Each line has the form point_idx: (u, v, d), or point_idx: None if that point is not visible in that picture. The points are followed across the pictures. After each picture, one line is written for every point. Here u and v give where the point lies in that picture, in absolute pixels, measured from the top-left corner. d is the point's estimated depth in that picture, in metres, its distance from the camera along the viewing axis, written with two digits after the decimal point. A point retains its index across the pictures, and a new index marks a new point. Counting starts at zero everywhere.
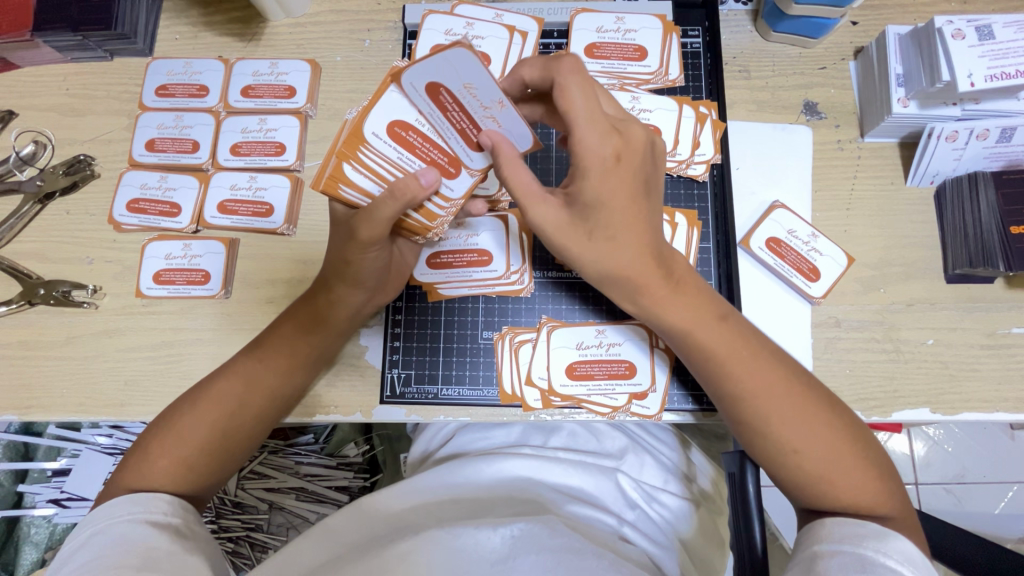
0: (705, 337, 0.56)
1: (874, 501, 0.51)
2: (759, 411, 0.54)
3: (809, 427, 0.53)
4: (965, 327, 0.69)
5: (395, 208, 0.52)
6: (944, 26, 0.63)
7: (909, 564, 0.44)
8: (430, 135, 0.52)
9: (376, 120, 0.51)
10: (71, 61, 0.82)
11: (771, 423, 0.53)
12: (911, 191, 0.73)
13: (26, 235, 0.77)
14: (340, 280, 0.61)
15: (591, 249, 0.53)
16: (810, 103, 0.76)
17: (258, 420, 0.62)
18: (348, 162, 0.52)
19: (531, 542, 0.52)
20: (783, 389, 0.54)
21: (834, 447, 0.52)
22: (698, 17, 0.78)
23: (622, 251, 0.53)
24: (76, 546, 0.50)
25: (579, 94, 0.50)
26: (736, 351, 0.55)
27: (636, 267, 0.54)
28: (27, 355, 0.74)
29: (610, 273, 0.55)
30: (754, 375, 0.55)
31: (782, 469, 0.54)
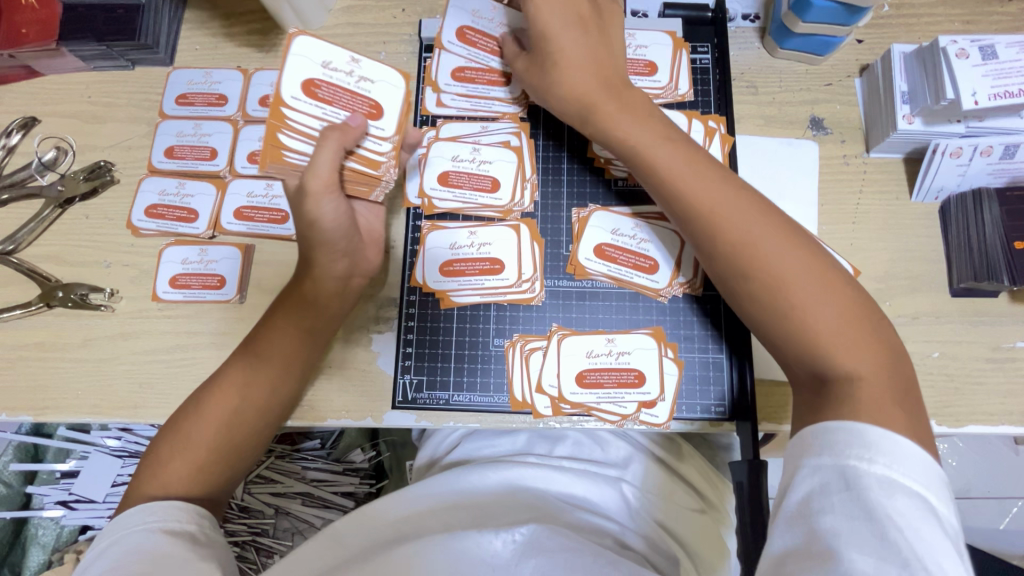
0: (687, 180, 0.59)
1: (846, 355, 0.50)
2: (744, 262, 0.55)
3: (802, 265, 0.53)
4: (969, 340, 0.70)
5: (334, 152, 0.55)
6: (948, 46, 0.65)
7: (896, 466, 0.42)
8: (339, 86, 0.57)
9: (289, 85, 0.56)
10: (94, 70, 0.84)
11: (756, 263, 0.55)
12: (915, 205, 0.74)
13: (46, 238, 0.79)
14: (320, 251, 0.63)
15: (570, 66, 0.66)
16: (816, 118, 0.78)
17: (265, 420, 0.63)
18: (280, 129, 0.57)
19: (536, 546, 0.52)
20: (776, 243, 0.55)
21: (823, 295, 0.52)
22: (707, 34, 0.80)
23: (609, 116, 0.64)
24: (97, 554, 0.51)
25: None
26: (730, 199, 0.57)
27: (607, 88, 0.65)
28: (44, 356, 0.75)
29: (593, 103, 0.65)
30: (743, 231, 0.56)
31: (762, 304, 0.54)
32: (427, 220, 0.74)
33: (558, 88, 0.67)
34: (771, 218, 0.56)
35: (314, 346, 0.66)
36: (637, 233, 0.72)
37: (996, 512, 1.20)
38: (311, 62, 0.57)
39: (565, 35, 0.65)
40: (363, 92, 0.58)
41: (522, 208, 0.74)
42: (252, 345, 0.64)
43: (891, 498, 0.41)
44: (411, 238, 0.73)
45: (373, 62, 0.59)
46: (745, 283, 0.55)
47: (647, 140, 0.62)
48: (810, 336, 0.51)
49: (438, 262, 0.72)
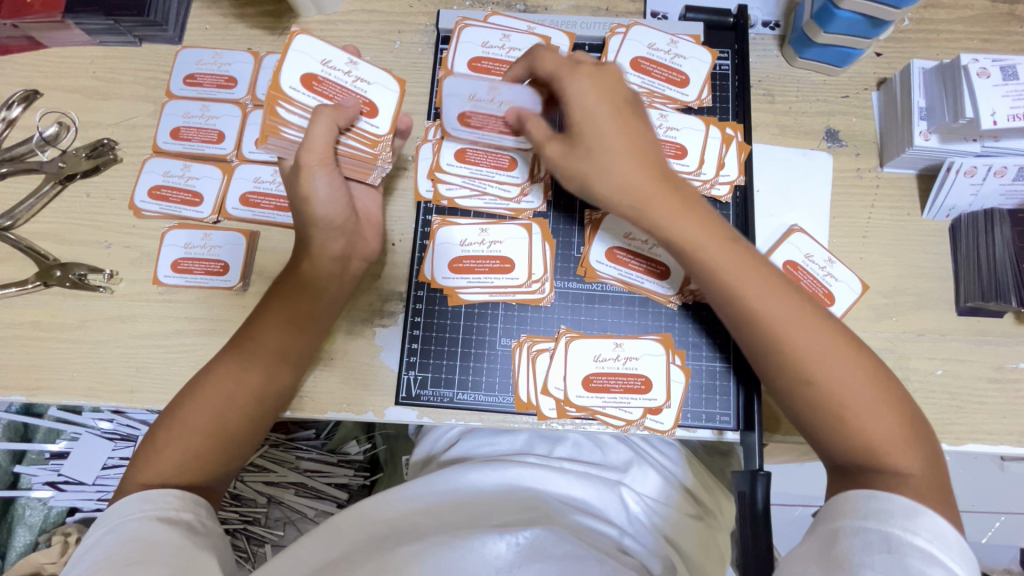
0: (741, 285, 0.55)
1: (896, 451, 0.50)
2: (793, 365, 0.54)
3: (847, 368, 0.53)
4: (974, 360, 0.70)
5: (328, 130, 0.60)
6: (969, 64, 0.65)
7: (940, 543, 0.43)
8: (337, 83, 0.63)
9: (288, 80, 0.62)
10: (99, 44, 0.82)
11: (809, 368, 0.53)
12: (927, 222, 0.74)
13: (45, 215, 0.77)
14: (316, 228, 0.64)
15: (597, 165, 0.57)
16: (832, 130, 0.77)
17: (261, 405, 0.62)
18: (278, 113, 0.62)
19: (540, 551, 0.52)
20: (833, 345, 0.53)
21: (869, 401, 0.52)
22: (728, 39, 0.79)
23: (623, 170, 0.57)
24: (89, 545, 0.50)
25: (552, 58, 0.61)
26: (780, 304, 0.54)
27: (651, 182, 0.57)
28: (40, 336, 0.73)
29: (635, 201, 0.57)
30: (801, 334, 0.53)
31: (814, 409, 0.53)
32: (438, 215, 0.73)
33: (598, 180, 0.58)
34: (822, 324, 0.54)
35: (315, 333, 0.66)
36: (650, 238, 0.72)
37: (981, 527, 1.22)
38: (312, 60, 0.63)
39: (598, 129, 0.57)
40: (359, 92, 0.64)
41: (535, 208, 0.73)
42: (254, 332, 0.64)
43: (931, 569, 0.41)
44: (421, 232, 0.73)
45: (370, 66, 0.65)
46: (801, 389, 0.54)
47: (701, 246, 0.56)
48: (854, 436, 0.52)
49: (448, 258, 0.71)
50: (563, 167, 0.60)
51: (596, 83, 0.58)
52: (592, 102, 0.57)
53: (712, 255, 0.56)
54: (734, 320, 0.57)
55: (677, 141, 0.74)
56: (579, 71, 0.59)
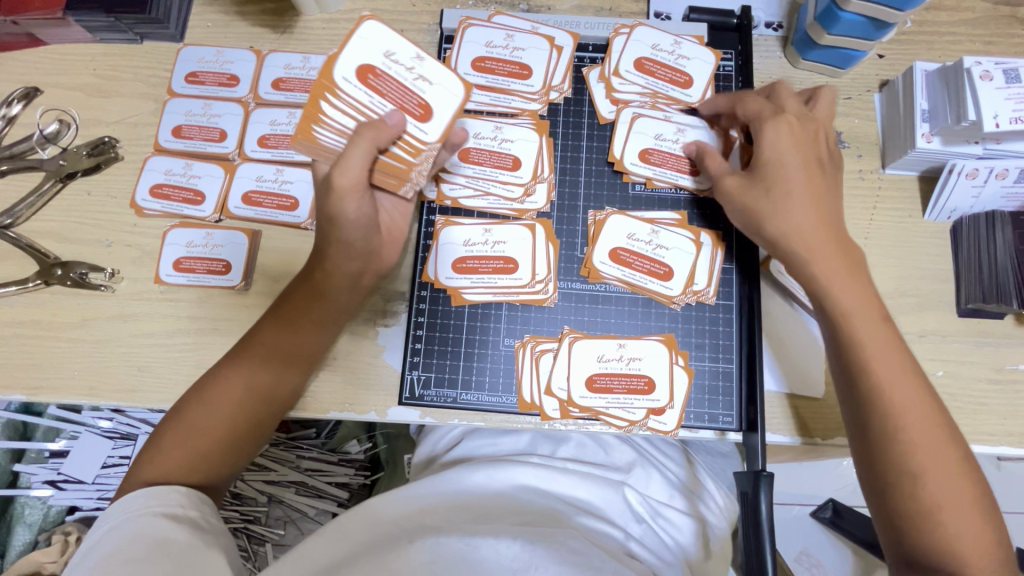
0: (876, 344, 0.57)
1: (973, 557, 0.51)
2: (899, 438, 0.54)
3: (939, 461, 0.54)
4: (974, 361, 0.71)
5: (363, 152, 0.55)
6: (973, 67, 0.65)
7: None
8: (395, 78, 0.57)
9: (342, 72, 0.57)
10: (100, 42, 0.82)
11: (907, 437, 0.54)
12: (928, 224, 0.75)
13: (45, 213, 0.77)
14: (335, 245, 0.61)
15: (784, 215, 0.61)
16: (835, 132, 0.77)
17: (268, 409, 0.62)
18: (320, 109, 0.58)
19: (547, 552, 0.52)
20: (938, 439, 0.54)
21: (963, 505, 0.53)
22: (731, 40, 0.79)
23: (807, 220, 0.60)
24: (92, 543, 0.50)
25: (755, 104, 0.66)
26: (906, 390, 0.55)
27: (819, 240, 0.60)
28: (40, 335, 0.73)
29: (803, 247, 0.60)
30: (911, 413, 0.55)
31: (903, 495, 0.54)
32: (442, 215, 0.73)
33: (776, 219, 0.61)
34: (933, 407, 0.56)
35: (322, 338, 0.65)
36: (653, 238, 0.72)
37: None
38: (375, 50, 0.57)
39: (798, 187, 0.61)
40: (416, 92, 0.57)
41: (538, 208, 0.73)
42: (262, 336, 0.63)
43: None
44: (424, 232, 0.72)
45: (438, 64, 0.57)
46: (900, 459, 0.54)
47: (861, 312, 0.58)
48: (935, 528, 0.52)
49: (451, 258, 0.71)
50: (733, 199, 0.64)
51: (795, 134, 0.63)
52: (797, 159, 0.62)
53: (892, 337, 0.57)
54: (853, 389, 0.57)
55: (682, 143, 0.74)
56: (779, 118, 0.63)
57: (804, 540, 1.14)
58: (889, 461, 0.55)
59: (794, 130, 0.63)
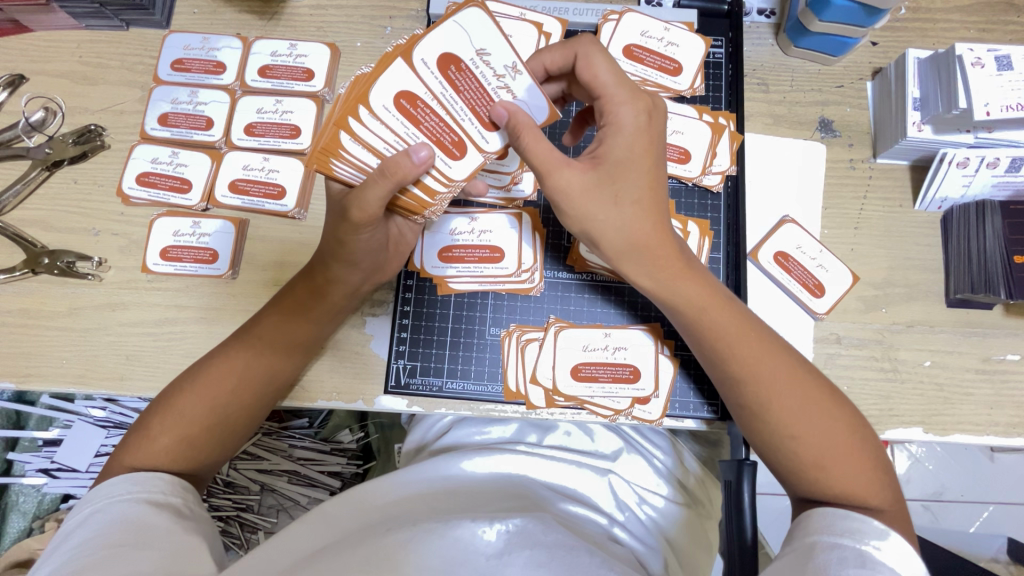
0: (714, 323, 0.56)
1: (870, 495, 0.51)
2: (763, 399, 0.54)
3: (815, 408, 0.53)
4: (962, 351, 0.70)
5: (386, 187, 0.52)
6: (965, 54, 0.64)
7: (909, 568, 0.44)
8: (477, 78, 0.51)
9: (381, 95, 0.51)
10: (86, 28, 0.81)
11: (771, 402, 0.54)
12: (918, 214, 0.74)
13: (32, 202, 0.77)
14: (341, 261, 0.61)
15: (607, 214, 0.54)
16: (826, 120, 0.77)
17: (257, 401, 0.62)
18: (344, 131, 0.51)
19: (527, 538, 0.52)
20: (808, 388, 0.54)
21: (841, 447, 0.52)
22: (722, 27, 0.78)
23: (636, 220, 0.54)
24: (74, 524, 0.50)
25: (603, 67, 0.53)
26: (763, 354, 0.55)
27: (654, 234, 0.55)
28: (28, 323, 0.73)
29: (632, 243, 0.55)
30: (772, 367, 0.54)
31: (789, 456, 0.53)
32: None
33: (601, 217, 0.54)
34: (787, 359, 0.55)
35: (314, 333, 0.65)
36: None
37: (967, 516, 1.22)
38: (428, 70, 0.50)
39: (631, 177, 0.53)
40: (496, 100, 0.51)
41: (526, 196, 0.72)
42: (254, 329, 0.63)
43: None
44: None
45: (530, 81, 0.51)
46: (772, 429, 0.54)
47: (700, 301, 0.56)
48: (827, 477, 0.52)
49: (437, 248, 0.71)
50: (577, 200, 0.53)
51: (636, 118, 0.53)
52: (637, 142, 0.53)
53: (720, 311, 0.56)
54: (715, 369, 0.57)
55: (680, 144, 0.74)
56: (635, 98, 0.53)
57: None
58: (758, 439, 0.56)
59: (638, 103, 0.53)
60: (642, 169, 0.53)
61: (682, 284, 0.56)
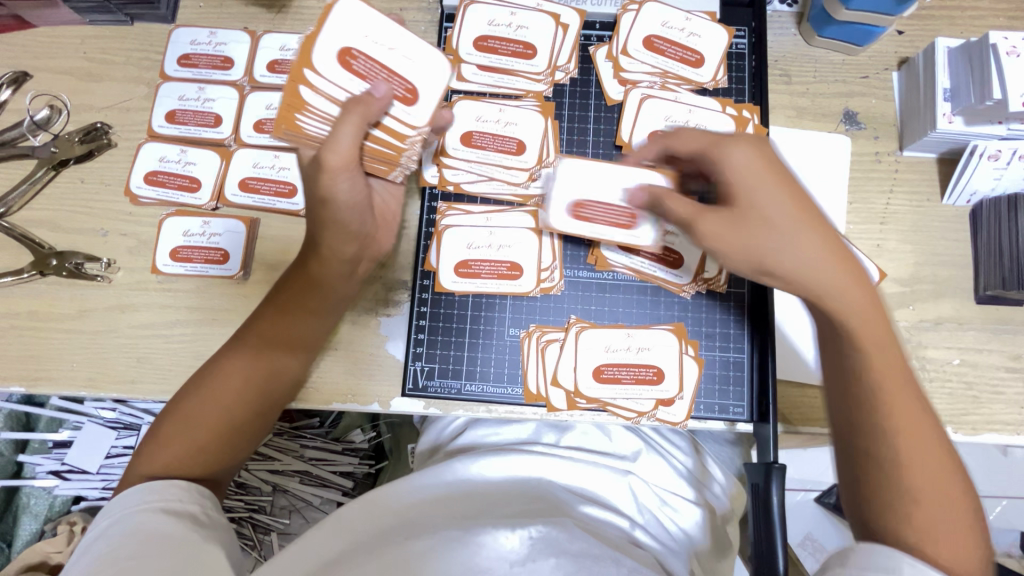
0: (877, 342, 0.51)
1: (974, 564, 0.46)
2: (891, 433, 0.50)
3: (931, 455, 0.49)
4: (991, 349, 0.69)
5: (356, 126, 0.53)
6: (999, 43, 0.62)
7: None
8: (377, 61, 0.55)
9: (324, 51, 0.55)
10: (90, 24, 0.79)
11: (907, 433, 0.50)
12: (946, 209, 0.72)
13: (39, 202, 0.75)
14: (332, 233, 0.58)
15: (779, 238, 0.52)
16: (850, 112, 0.75)
17: (267, 402, 0.61)
18: (304, 86, 0.55)
19: (552, 545, 0.51)
20: (928, 432, 0.50)
21: (947, 498, 0.48)
22: (744, 16, 0.75)
23: (805, 245, 0.52)
24: (92, 537, 0.49)
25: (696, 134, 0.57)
26: (903, 389, 0.51)
27: (832, 258, 0.52)
28: (37, 326, 0.72)
29: (796, 263, 0.52)
30: (914, 404, 0.51)
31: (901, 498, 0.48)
32: (444, 202, 0.71)
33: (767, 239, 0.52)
34: (921, 402, 0.51)
35: (319, 328, 0.64)
36: None
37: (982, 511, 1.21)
38: (355, 29, 0.55)
39: (777, 207, 0.52)
40: (403, 74, 0.56)
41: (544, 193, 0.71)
42: (256, 327, 0.62)
43: None
44: (426, 220, 0.70)
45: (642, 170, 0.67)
46: (890, 463, 0.49)
47: (865, 316, 0.52)
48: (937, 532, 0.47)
49: (453, 262, 0.69)
50: (716, 236, 0.53)
51: (757, 155, 0.54)
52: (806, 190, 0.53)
53: (885, 331, 0.52)
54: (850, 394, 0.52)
55: None
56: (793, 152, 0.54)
57: (810, 526, 1.14)
58: (872, 469, 0.50)
59: (749, 145, 0.54)
60: (789, 200, 0.53)
61: (844, 297, 0.51)
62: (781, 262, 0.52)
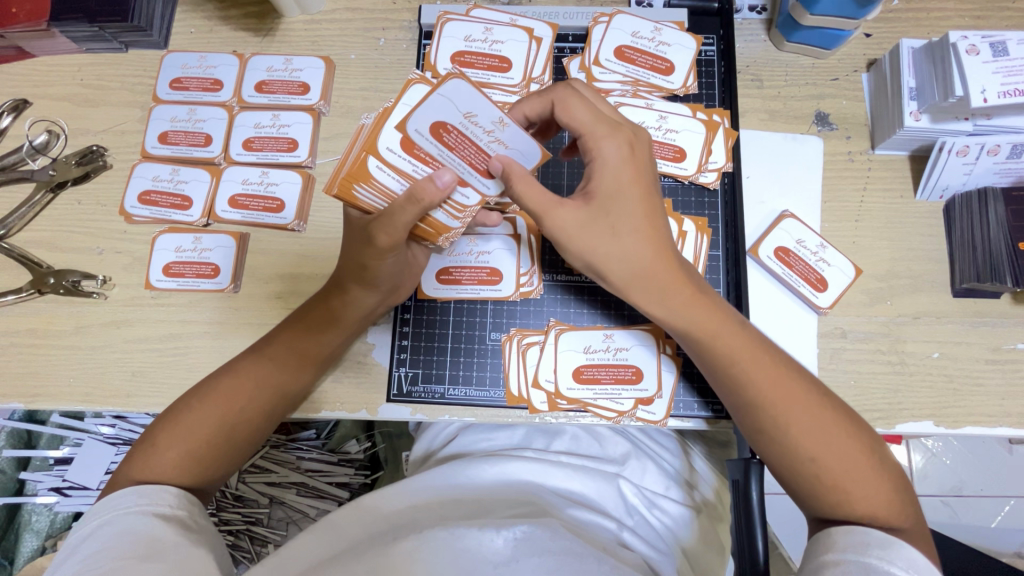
0: (728, 345, 0.55)
1: (892, 510, 0.50)
2: (780, 418, 0.53)
3: (821, 425, 0.53)
4: (970, 341, 0.69)
5: (410, 213, 0.52)
6: (958, 42, 0.63)
7: (915, 571, 0.44)
8: (468, 137, 0.50)
9: (417, 120, 0.50)
10: (87, 52, 0.83)
11: (788, 415, 0.53)
12: (920, 204, 0.73)
13: (38, 223, 0.78)
14: (357, 282, 0.62)
15: (611, 246, 0.53)
16: (822, 114, 0.76)
17: (269, 423, 0.63)
18: (374, 157, 0.52)
19: (534, 544, 0.52)
20: (807, 399, 0.54)
21: (856, 463, 0.51)
22: (713, 25, 0.78)
23: (641, 250, 0.54)
24: (81, 537, 0.50)
25: (581, 108, 0.54)
26: (773, 373, 0.54)
27: (663, 266, 0.54)
28: (35, 343, 0.74)
29: (638, 272, 0.54)
30: (783, 383, 0.54)
31: (812, 480, 0.52)
32: None
33: (608, 249, 0.53)
34: (794, 375, 0.55)
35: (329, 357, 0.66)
36: None
37: (989, 512, 1.20)
38: (455, 108, 0.49)
39: (625, 209, 0.53)
40: (490, 154, 0.51)
41: None
42: (268, 348, 0.64)
43: None
44: None
45: None
46: (789, 445, 0.53)
47: (711, 327, 0.56)
48: (847, 494, 0.51)
49: (435, 269, 0.71)
50: (572, 235, 0.53)
51: (624, 151, 0.54)
52: (623, 173, 0.54)
53: (726, 328, 0.56)
54: (733, 393, 0.56)
55: (676, 143, 0.74)
56: (614, 131, 0.54)
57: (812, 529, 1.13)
58: (776, 455, 0.54)
59: (619, 137, 0.54)
60: (636, 202, 0.54)
61: (682, 308, 0.56)
62: (626, 273, 0.54)
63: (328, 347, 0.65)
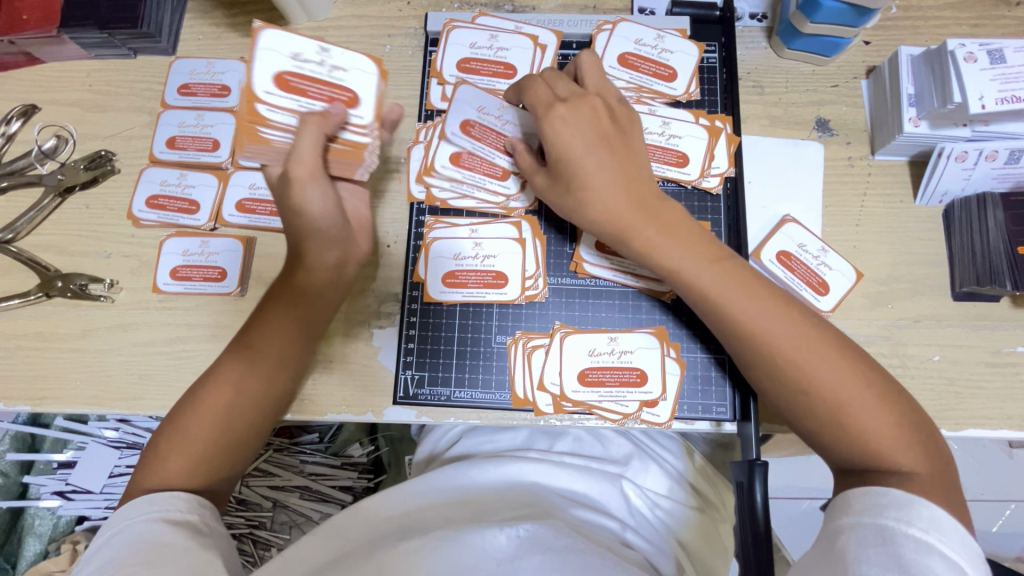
0: (716, 282, 0.57)
1: (905, 450, 0.50)
2: (781, 354, 0.54)
3: (826, 361, 0.53)
4: (971, 345, 0.70)
5: (308, 139, 0.52)
6: (956, 49, 0.64)
7: (936, 533, 0.43)
8: (310, 77, 0.52)
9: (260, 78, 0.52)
10: (96, 58, 0.83)
11: (789, 352, 0.54)
12: (920, 209, 0.74)
13: (46, 227, 0.78)
14: (313, 241, 0.60)
15: (590, 193, 0.60)
16: (822, 119, 0.77)
17: (264, 414, 0.63)
18: (258, 103, 0.52)
19: (538, 542, 0.52)
20: (809, 336, 0.54)
21: (864, 399, 0.52)
22: (715, 33, 0.79)
23: (616, 196, 0.60)
24: (98, 545, 0.51)
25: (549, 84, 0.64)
26: (768, 310, 0.55)
27: (638, 210, 0.60)
28: (43, 346, 0.74)
29: (618, 220, 0.60)
30: (784, 323, 0.55)
31: (825, 420, 0.52)
32: (431, 216, 0.74)
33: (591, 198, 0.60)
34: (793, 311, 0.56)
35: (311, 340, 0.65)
36: None
37: (989, 516, 1.21)
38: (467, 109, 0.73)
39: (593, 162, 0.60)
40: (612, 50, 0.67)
41: (526, 206, 0.73)
42: (244, 341, 0.62)
43: (927, 557, 0.42)
44: (415, 233, 0.73)
45: None
46: (794, 385, 0.54)
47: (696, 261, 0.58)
48: (851, 431, 0.51)
49: (441, 272, 0.72)
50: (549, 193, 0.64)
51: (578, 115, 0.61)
52: (581, 129, 0.61)
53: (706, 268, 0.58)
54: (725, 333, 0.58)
55: (679, 148, 0.75)
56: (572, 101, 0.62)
57: (814, 533, 1.13)
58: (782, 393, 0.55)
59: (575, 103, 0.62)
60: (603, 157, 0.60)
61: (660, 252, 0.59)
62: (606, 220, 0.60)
63: (306, 323, 0.63)
